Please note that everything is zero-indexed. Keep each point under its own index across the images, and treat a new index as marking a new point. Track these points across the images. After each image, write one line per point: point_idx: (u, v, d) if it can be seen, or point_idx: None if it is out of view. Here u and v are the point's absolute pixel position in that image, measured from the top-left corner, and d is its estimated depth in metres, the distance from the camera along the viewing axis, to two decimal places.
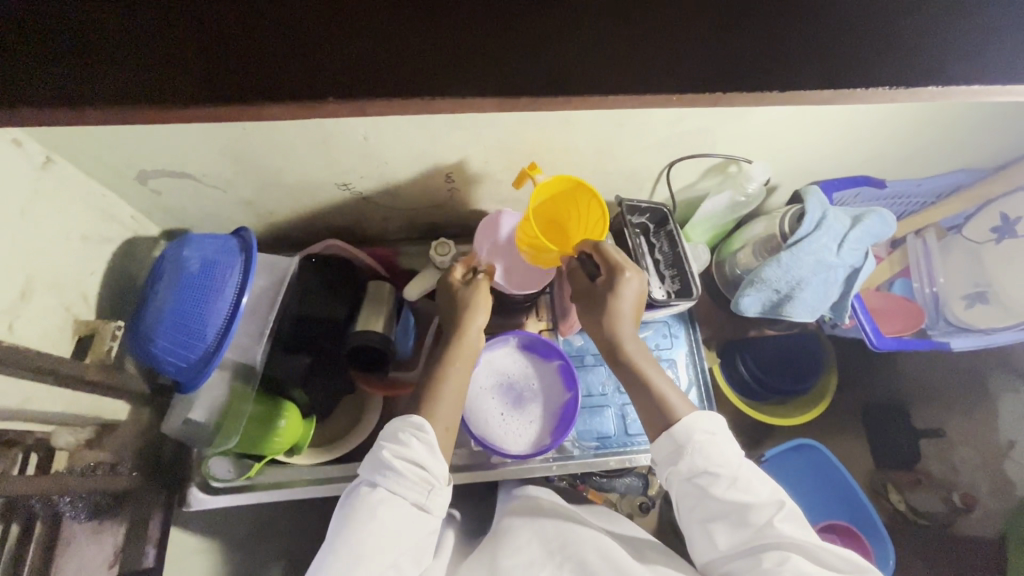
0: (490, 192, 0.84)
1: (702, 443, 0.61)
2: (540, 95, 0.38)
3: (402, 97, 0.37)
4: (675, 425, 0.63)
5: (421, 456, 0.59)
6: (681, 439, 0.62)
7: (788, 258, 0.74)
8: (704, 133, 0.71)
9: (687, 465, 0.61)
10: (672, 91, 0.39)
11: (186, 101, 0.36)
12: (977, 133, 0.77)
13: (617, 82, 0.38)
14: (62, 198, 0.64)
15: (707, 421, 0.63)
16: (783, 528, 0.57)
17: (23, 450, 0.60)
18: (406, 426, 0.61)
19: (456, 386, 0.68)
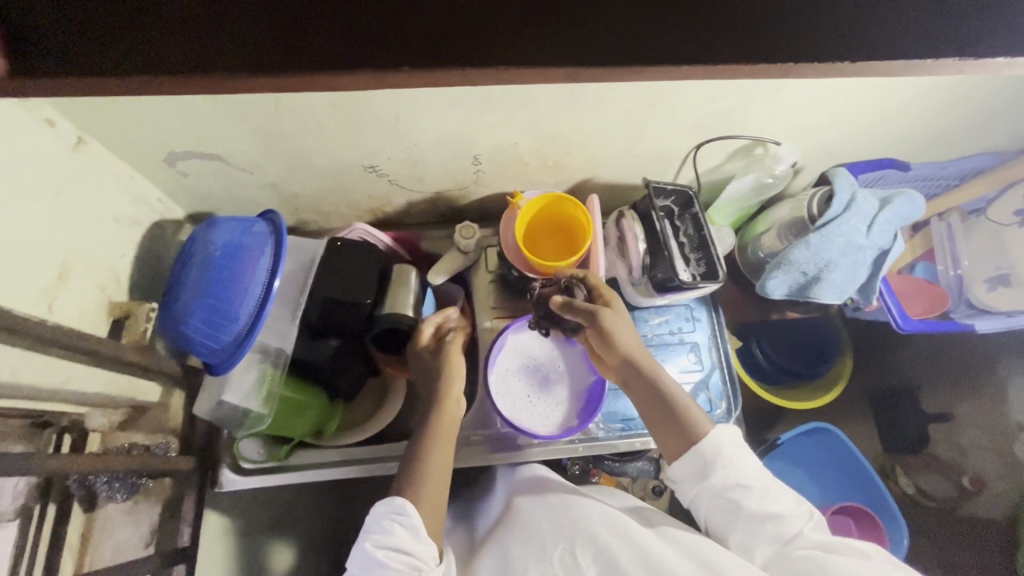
0: (514, 176, 0.84)
1: (731, 456, 0.62)
2: (582, 67, 0.39)
3: (447, 68, 0.38)
4: (701, 442, 0.63)
5: (407, 540, 0.59)
6: (710, 455, 0.62)
7: (817, 241, 0.74)
8: (736, 114, 0.70)
9: (719, 479, 0.62)
10: (710, 65, 0.40)
11: (233, 70, 0.37)
12: (1007, 115, 0.77)
13: (659, 54, 0.39)
14: (93, 180, 0.64)
15: (732, 436, 0.64)
16: (815, 535, 0.59)
17: (57, 432, 0.61)
18: (386, 510, 0.61)
19: (438, 469, 0.66)
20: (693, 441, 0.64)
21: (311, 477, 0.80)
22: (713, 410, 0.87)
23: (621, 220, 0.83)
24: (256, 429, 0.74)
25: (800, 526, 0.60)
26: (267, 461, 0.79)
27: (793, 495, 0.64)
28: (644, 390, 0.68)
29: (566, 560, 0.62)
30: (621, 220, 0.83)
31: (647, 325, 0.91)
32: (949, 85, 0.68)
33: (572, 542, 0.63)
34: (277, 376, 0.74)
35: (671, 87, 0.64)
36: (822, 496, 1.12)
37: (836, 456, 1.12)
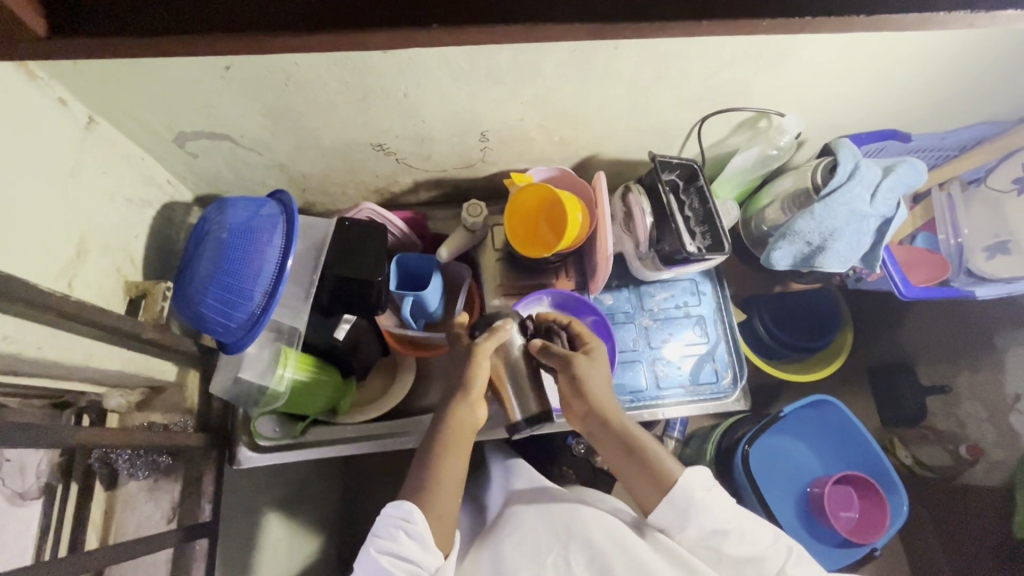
0: (520, 152, 0.84)
1: (704, 501, 0.64)
2: (561, 23, 0.36)
3: (411, 26, 0.35)
4: (674, 490, 0.64)
5: (411, 548, 0.59)
6: (683, 502, 0.64)
7: (822, 210, 0.76)
8: (741, 85, 0.71)
9: (696, 526, 0.63)
10: (698, 15, 0.36)
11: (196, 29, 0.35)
12: (1006, 84, 0.78)
13: (642, 8, 0.36)
14: (104, 160, 0.64)
15: (703, 478, 0.66)
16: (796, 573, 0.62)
17: (76, 411, 0.67)
18: (394, 514, 0.61)
19: (452, 478, 0.64)
20: (665, 488, 0.65)
21: (327, 453, 0.81)
22: (719, 381, 0.89)
23: (627, 195, 0.84)
24: (272, 407, 0.76)
25: (780, 565, 0.62)
26: (283, 439, 0.80)
27: (770, 530, 0.66)
28: (615, 436, 0.69)
29: (560, 565, 0.66)
30: (628, 194, 0.84)
31: (653, 300, 0.93)
32: (968, 41, 0.67)
33: (565, 545, 0.67)
34: (292, 354, 0.76)
35: (678, 57, 0.64)
36: (825, 470, 1.13)
37: (838, 431, 1.13)
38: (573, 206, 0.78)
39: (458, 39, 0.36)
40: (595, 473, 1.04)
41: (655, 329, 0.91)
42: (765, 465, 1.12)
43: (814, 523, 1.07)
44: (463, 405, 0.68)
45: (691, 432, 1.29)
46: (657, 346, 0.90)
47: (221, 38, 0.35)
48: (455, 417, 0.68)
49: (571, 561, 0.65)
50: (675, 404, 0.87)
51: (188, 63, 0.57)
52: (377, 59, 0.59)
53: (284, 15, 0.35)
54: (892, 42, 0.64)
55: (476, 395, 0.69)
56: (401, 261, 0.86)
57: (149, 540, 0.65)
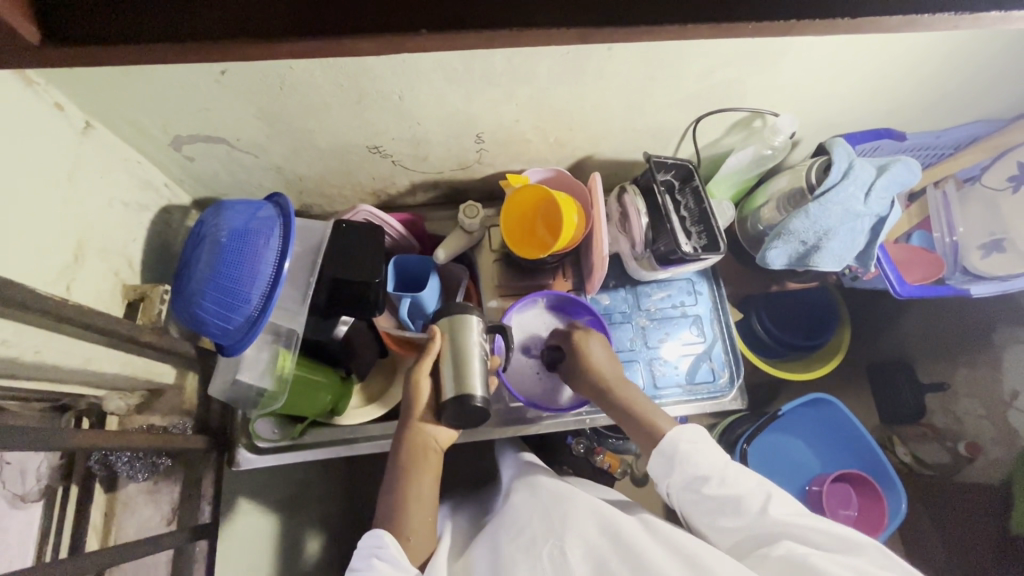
0: (516, 153, 0.85)
1: (687, 450, 0.66)
2: (550, 27, 0.37)
3: (399, 31, 0.36)
4: (662, 441, 0.68)
5: (385, 572, 0.58)
6: (670, 449, 0.67)
7: (816, 209, 0.76)
8: (734, 86, 0.71)
9: (679, 471, 0.66)
10: (685, 19, 0.37)
11: (194, 35, 0.36)
12: (1000, 82, 0.78)
13: (628, 12, 0.37)
14: (102, 164, 0.64)
15: (691, 432, 0.69)
16: (778, 515, 0.60)
17: (75, 414, 0.67)
18: (369, 543, 0.62)
19: (422, 497, 0.67)
20: (658, 440, 0.69)
21: (327, 454, 0.83)
22: (716, 379, 0.89)
23: (623, 195, 0.84)
24: (271, 408, 0.76)
25: (761, 509, 0.61)
26: (282, 440, 0.81)
27: (756, 478, 0.65)
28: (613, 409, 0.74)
29: (555, 556, 0.63)
30: (623, 194, 0.84)
31: (650, 300, 0.93)
32: (959, 42, 0.67)
33: (560, 538, 0.65)
34: (290, 357, 0.75)
35: (671, 58, 0.64)
36: (823, 468, 1.13)
37: (836, 429, 1.13)
38: (569, 207, 0.78)
39: (446, 44, 0.37)
40: (594, 472, 1.04)
41: (653, 328, 0.92)
42: (764, 463, 1.12)
43: None
44: (413, 428, 0.71)
45: None
46: (654, 345, 0.91)
47: (216, 45, 0.36)
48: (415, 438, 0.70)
49: (568, 556, 0.62)
50: (673, 403, 0.88)
51: (184, 68, 0.57)
52: (371, 62, 0.60)
53: (274, 22, 0.36)
54: (884, 42, 0.65)
55: (426, 416, 0.72)
56: (399, 262, 0.86)
57: (149, 541, 0.65)
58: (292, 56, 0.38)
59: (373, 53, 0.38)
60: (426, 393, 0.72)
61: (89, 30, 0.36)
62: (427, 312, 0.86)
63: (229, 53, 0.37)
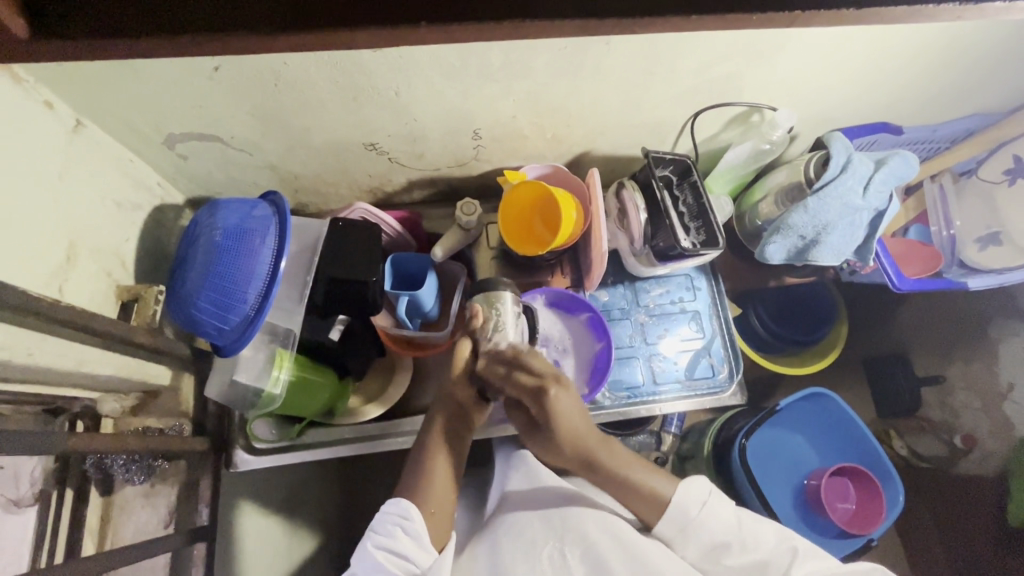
0: (513, 150, 0.84)
1: (700, 518, 0.65)
2: (554, 21, 0.36)
3: (401, 24, 0.36)
4: (671, 508, 0.65)
5: (407, 545, 0.61)
6: (682, 521, 0.65)
7: (815, 204, 0.76)
8: (733, 80, 0.71)
9: (696, 543, 0.65)
10: (690, 12, 0.37)
11: (196, 30, 0.35)
12: (997, 75, 0.78)
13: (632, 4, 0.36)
14: (94, 164, 0.63)
15: (699, 491, 0.66)
16: (802, 574, 0.62)
17: (69, 417, 0.65)
18: (393, 511, 0.63)
19: (443, 479, 0.66)
20: (664, 504, 0.66)
21: (325, 454, 0.82)
22: (715, 375, 0.89)
23: (621, 191, 0.84)
24: (268, 409, 0.75)
25: (785, 567, 0.63)
26: (280, 441, 0.80)
27: (773, 530, 0.66)
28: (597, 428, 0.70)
29: (555, 557, 0.66)
30: (621, 190, 0.84)
31: (649, 295, 0.93)
32: (957, 33, 0.67)
33: (562, 539, 0.67)
34: (288, 356, 0.75)
35: (669, 52, 0.64)
36: (822, 462, 1.14)
37: (834, 423, 1.14)
38: (568, 204, 0.78)
39: (446, 38, 0.37)
40: None
41: (651, 325, 0.91)
42: (763, 458, 1.12)
43: (812, 515, 1.08)
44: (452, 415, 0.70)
45: (689, 427, 1.30)
46: (653, 342, 0.91)
47: (214, 40, 0.35)
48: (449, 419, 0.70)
49: (568, 556, 0.65)
50: (672, 399, 0.88)
51: (176, 65, 0.56)
52: (367, 58, 0.59)
53: (273, 14, 0.35)
54: (882, 36, 0.65)
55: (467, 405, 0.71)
56: (396, 261, 0.85)
57: (147, 544, 0.65)
58: (291, 50, 0.37)
59: (373, 45, 0.38)
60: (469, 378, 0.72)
61: (82, 25, 0.35)
62: (426, 310, 0.85)
63: (230, 48, 0.36)
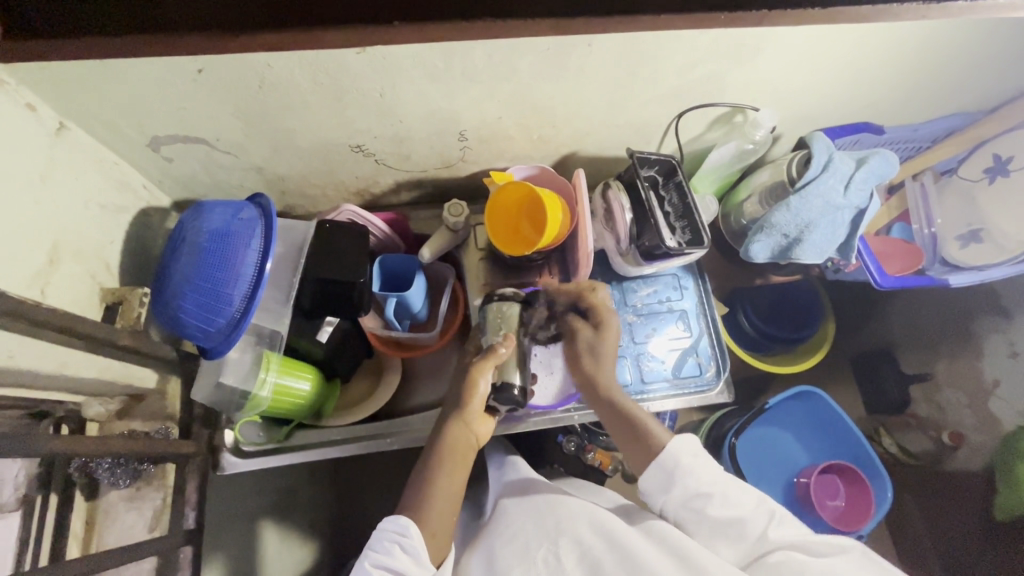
0: (500, 151, 0.85)
1: (689, 465, 0.66)
2: None
3: None
4: (664, 452, 0.68)
5: (405, 562, 0.59)
6: (669, 463, 0.67)
7: (797, 202, 0.77)
8: (716, 80, 0.72)
9: (680, 489, 0.66)
10: None
11: None
12: (972, 75, 0.79)
13: None
14: (76, 166, 0.63)
15: (691, 446, 0.69)
16: (777, 535, 0.62)
17: (54, 420, 0.64)
18: (391, 528, 0.62)
19: (447, 492, 0.66)
20: (655, 451, 0.69)
21: (312, 456, 0.81)
22: (703, 373, 0.90)
23: (607, 191, 0.84)
24: (255, 411, 0.75)
25: (762, 528, 0.62)
26: (268, 443, 0.81)
27: (756, 495, 0.66)
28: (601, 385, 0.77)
29: (549, 560, 0.64)
30: (607, 191, 0.84)
31: (636, 295, 0.94)
32: (940, 29, 0.67)
33: (556, 542, 0.66)
34: (274, 357, 0.76)
35: (651, 53, 0.65)
36: (811, 460, 1.14)
37: (823, 421, 1.14)
38: (554, 204, 0.78)
39: (417, 36, 0.38)
40: (582, 470, 1.05)
41: (639, 324, 0.92)
42: (752, 456, 1.13)
43: (801, 513, 1.08)
44: (460, 421, 0.71)
45: (680, 427, 1.30)
46: (641, 341, 0.91)
47: None
48: (454, 434, 0.70)
49: (562, 559, 0.64)
50: (660, 398, 0.89)
51: (158, 65, 0.56)
52: (350, 59, 0.59)
53: None
54: (861, 36, 0.65)
55: (473, 412, 0.72)
56: (384, 262, 0.85)
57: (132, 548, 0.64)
58: (263, 47, 0.39)
59: (346, 41, 0.39)
60: (480, 392, 0.72)
61: None
62: (414, 311, 0.86)
63: None
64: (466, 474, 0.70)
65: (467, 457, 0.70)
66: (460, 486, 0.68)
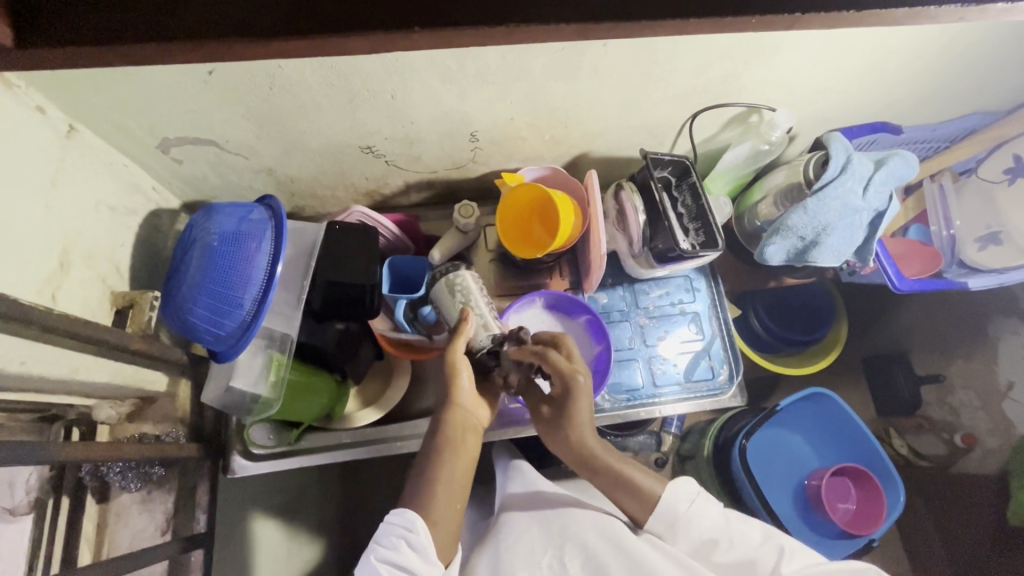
0: (511, 152, 0.84)
1: (687, 516, 0.65)
2: (547, 24, 0.37)
3: (390, 31, 0.37)
4: (659, 506, 0.65)
5: (413, 559, 0.59)
6: (670, 516, 0.65)
7: (814, 205, 0.75)
8: (733, 80, 0.70)
9: (684, 540, 0.65)
10: (684, 14, 0.37)
11: (201, 37, 0.36)
12: (995, 74, 0.77)
13: (627, 7, 0.37)
14: (86, 169, 0.63)
15: (687, 490, 0.66)
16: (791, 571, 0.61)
17: (65, 425, 0.64)
18: (397, 522, 0.61)
19: (450, 483, 0.64)
20: (652, 504, 0.66)
21: (321, 460, 0.82)
22: (715, 377, 0.89)
23: (619, 192, 0.83)
24: (266, 415, 0.74)
25: (773, 566, 0.62)
26: (279, 446, 0.80)
27: (760, 529, 0.65)
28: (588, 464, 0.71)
29: (555, 566, 0.66)
30: (619, 192, 0.83)
31: (648, 297, 0.93)
32: (962, 32, 0.66)
33: (561, 547, 0.67)
34: (284, 361, 0.74)
35: (668, 53, 0.63)
36: (822, 462, 1.13)
37: (834, 424, 1.13)
38: (566, 206, 0.77)
39: (443, 41, 0.37)
40: None
41: (651, 326, 0.91)
42: (763, 459, 1.12)
43: (811, 516, 1.08)
44: (453, 408, 0.69)
45: (689, 427, 1.29)
46: (653, 344, 0.90)
47: (213, 44, 0.36)
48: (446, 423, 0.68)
49: (567, 562, 0.65)
50: (671, 402, 0.88)
51: (170, 68, 0.55)
52: (362, 61, 0.58)
53: (279, 19, 0.36)
54: (884, 35, 0.64)
55: (465, 397, 0.70)
56: (394, 263, 0.84)
57: (146, 554, 0.64)
58: (284, 56, 0.38)
59: (367, 51, 0.38)
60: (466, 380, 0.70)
61: (90, 29, 0.36)
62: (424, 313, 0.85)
63: (236, 53, 0.37)
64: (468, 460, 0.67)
65: (461, 438, 0.68)
66: (462, 474, 0.66)
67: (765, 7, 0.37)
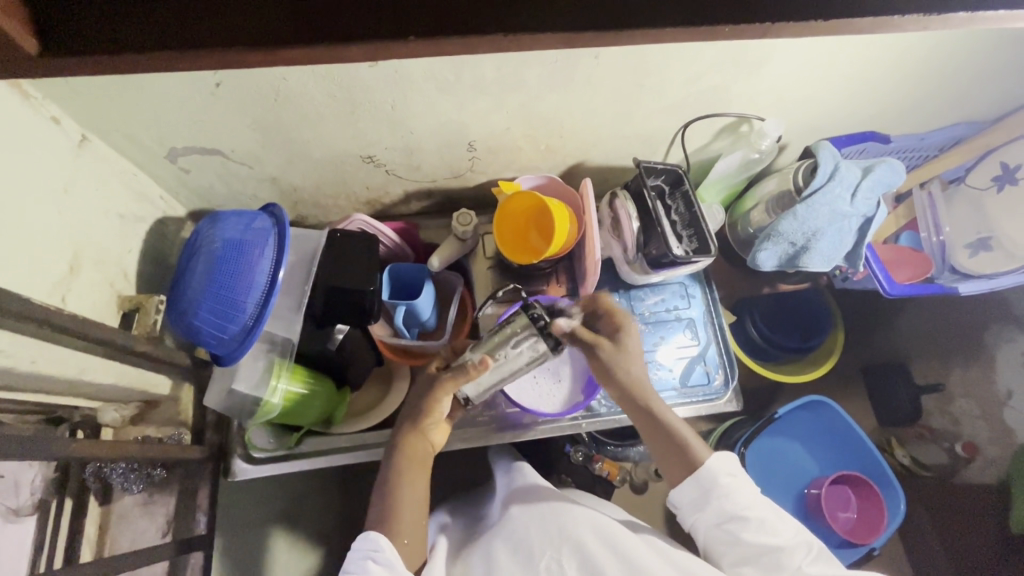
0: (509, 161, 0.86)
1: (727, 486, 0.66)
2: (532, 32, 0.39)
3: (386, 41, 0.39)
4: (701, 470, 0.68)
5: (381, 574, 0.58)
6: (707, 484, 0.67)
7: (804, 211, 0.77)
8: (722, 90, 0.73)
9: (715, 508, 0.66)
10: (664, 23, 0.39)
11: (204, 45, 0.38)
12: (978, 84, 0.80)
13: (606, 19, 0.39)
14: (97, 177, 0.65)
15: (727, 463, 0.69)
16: (813, 570, 0.61)
17: (70, 426, 0.66)
18: (363, 545, 0.61)
19: (412, 503, 0.66)
20: (694, 466, 0.69)
21: (320, 464, 0.83)
22: (711, 382, 0.90)
23: (614, 200, 0.85)
24: (267, 418, 0.77)
25: (800, 560, 0.62)
26: (278, 450, 0.81)
27: (792, 526, 0.66)
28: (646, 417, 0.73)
29: (553, 568, 0.65)
30: (614, 200, 0.85)
31: (644, 304, 0.94)
32: (942, 42, 0.68)
33: (558, 549, 0.66)
34: (285, 365, 0.77)
35: (658, 64, 0.66)
36: (822, 470, 1.13)
37: (833, 431, 1.13)
38: (562, 214, 0.79)
39: (435, 50, 0.40)
40: (590, 480, 1.04)
41: (647, 332, 0.92)
42: (763, 467, 1.12)
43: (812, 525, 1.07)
44: (418, 434, 0.72)
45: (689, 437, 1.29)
46: (649, 349, 0.91)
47: (216, 52, 0.38)
48: (410, 447, 0.71)
49: (565, 565, 0.65)
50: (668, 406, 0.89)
51: (181, 80, 0.58)
52: (363, 73, 0.61)
53: (279, 28, 0.38)
54: (865, 47, 0.66)
55: (430, 422, 0.73)
56: (394, 271, 0.86)
57: (145, 555, 0.65)
58: (284, 63, 0.39)
59: (362, 58, 0.40)
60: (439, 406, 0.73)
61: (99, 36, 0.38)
62: (423, 319, 0.86)
63: (237, 61, 0.39)
64: (427, 484, 0.70)
65: (423, 464, 0.70)
66: (422, 496, 0.68)
67: (742, 15, 0.39)
